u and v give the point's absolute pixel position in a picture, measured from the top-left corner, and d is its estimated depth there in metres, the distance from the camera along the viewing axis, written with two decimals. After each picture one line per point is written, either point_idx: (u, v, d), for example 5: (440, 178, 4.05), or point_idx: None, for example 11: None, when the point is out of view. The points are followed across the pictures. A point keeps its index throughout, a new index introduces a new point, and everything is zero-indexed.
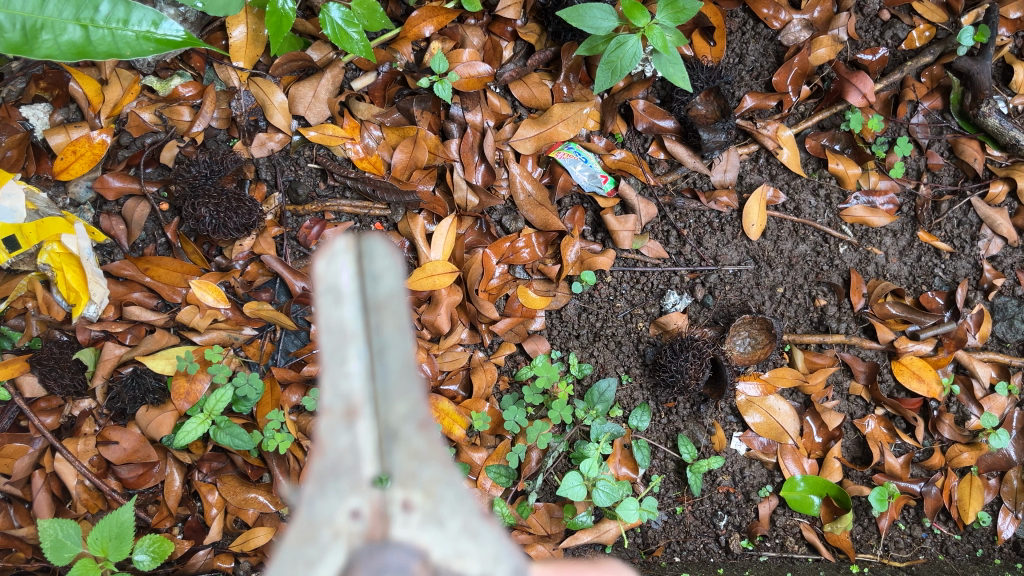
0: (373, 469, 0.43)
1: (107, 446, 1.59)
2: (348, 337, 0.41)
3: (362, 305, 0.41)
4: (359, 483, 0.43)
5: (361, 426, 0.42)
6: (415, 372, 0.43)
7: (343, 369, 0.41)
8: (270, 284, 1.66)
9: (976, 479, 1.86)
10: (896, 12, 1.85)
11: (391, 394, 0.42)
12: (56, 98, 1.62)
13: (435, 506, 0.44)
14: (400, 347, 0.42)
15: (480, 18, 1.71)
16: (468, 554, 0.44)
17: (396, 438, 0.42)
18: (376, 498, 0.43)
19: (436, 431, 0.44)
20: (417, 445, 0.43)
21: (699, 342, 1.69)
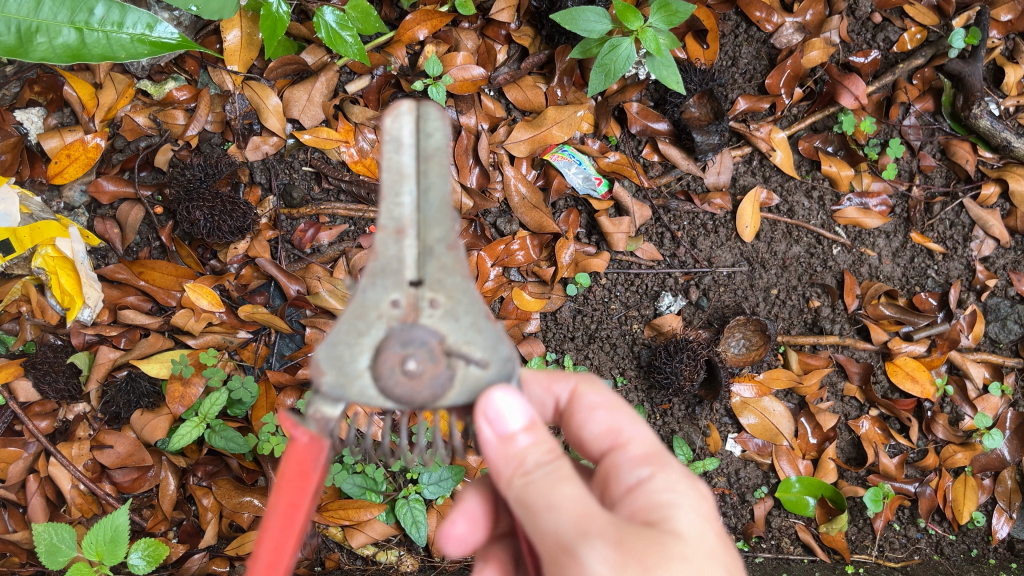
0: (413, 272, 0.81)
1: (102, 450, 1.59)
2: (403, 172, 0.78)
3: (415, 153, 0.78)
4: (403, 267, 0.80)
5: (408, 237, 0.79)
6: (446, 203, 0.79)
7: (396, 197, 0.79)
8: (265, 287, 1.67)
9: (970, 478, 1.87)
10: (888, 15, 1.86)
11: (433, 209, 0.79)
12: (50, 102, 1.62)
13: (450, 305, 0.81)
14: (433, 179, 0.79)
15: (474, 21, 1.71)
16: (472, 343, 0.81)
17: (429, 253, 0.80)
18: (410, 295, 0.81)
19: (457, 249, 0.80)
20: (435, 234, 0.79)
21: (693, 343, 1.70)
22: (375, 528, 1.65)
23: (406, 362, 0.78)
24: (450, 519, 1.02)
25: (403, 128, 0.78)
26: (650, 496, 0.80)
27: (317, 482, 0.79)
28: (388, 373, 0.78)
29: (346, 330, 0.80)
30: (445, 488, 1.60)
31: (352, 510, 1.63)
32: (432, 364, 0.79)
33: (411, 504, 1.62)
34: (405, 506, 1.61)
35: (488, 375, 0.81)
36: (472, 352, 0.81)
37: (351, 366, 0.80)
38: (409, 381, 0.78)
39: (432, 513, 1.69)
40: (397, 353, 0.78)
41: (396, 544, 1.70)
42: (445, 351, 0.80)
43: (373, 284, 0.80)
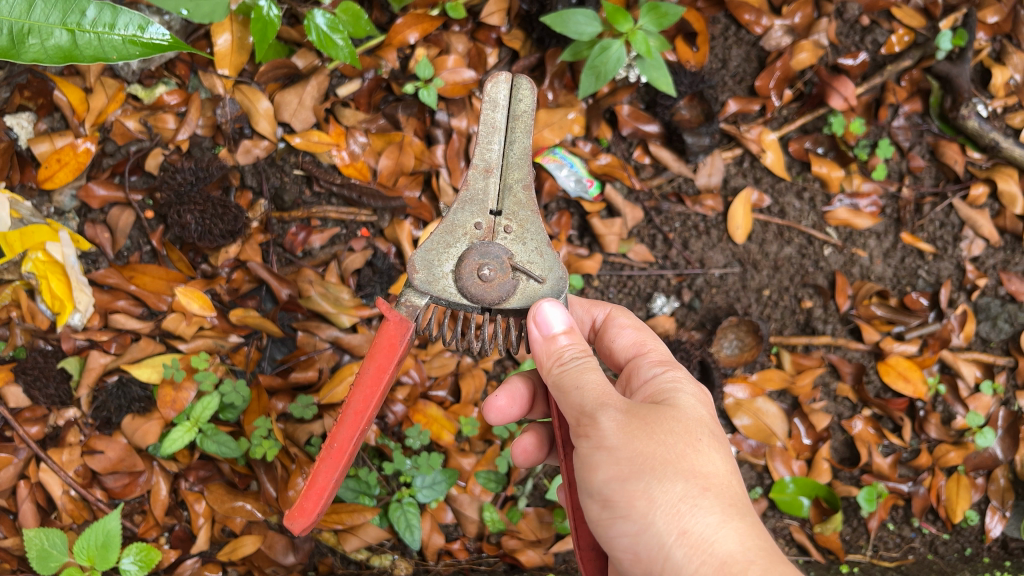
0: (495, 204, 1.19)
1: (93, 455, 1.58)
2: (497, 127, 1.17)
3: (507, 113, 1.17)
4: (490, 200, 1.19)
5: (492, 174, 1.18)
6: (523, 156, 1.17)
7: (488, 143, 1.18)
8: (256, 291, 1.65)
9: (963, 478, 1.87)
10: (875, 17, 1.88)
11: (511, 168, 1.17)
12: (40, 107, 1.61)
13: (519, 231, 1.18)
14: (516, 131, 1.17)
15: (465, 24, 1.72)
16: (534, 263, 1.18)
17: (505, 191, 1.18)
18: (489, 220, 1.18)
19: (529, 189, 1.17)
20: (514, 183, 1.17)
21: (685, 344, 1.72)
22: (369, 532, 1.63)
23: (482, 268, 1.15)
24: (495, 393, 1.35)
25: (499, 91, 1.16)
26: (659, 388, 1.07)
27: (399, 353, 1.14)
28: (468, 273, 1.15)
29: (440, 241, 1.18)
30: (439, 492, 1.61)
31: (345, 514, 1.61)
32: (500, 273, 1.15)
33: (404, 508, 1.61)
34: (398, 510, 1.61)
35: (543, 288, 1.17)
36: (532, 269, 1.17)
37: (438, 270, 1.17)
38: (484, 282, 1.15)
39: (425, 517, 1.67)
40: (479, 260, 1.15)
41: (390, 548, 1.68)
42: (511, 265, 1.16)
43: (462, 209, 1.19)
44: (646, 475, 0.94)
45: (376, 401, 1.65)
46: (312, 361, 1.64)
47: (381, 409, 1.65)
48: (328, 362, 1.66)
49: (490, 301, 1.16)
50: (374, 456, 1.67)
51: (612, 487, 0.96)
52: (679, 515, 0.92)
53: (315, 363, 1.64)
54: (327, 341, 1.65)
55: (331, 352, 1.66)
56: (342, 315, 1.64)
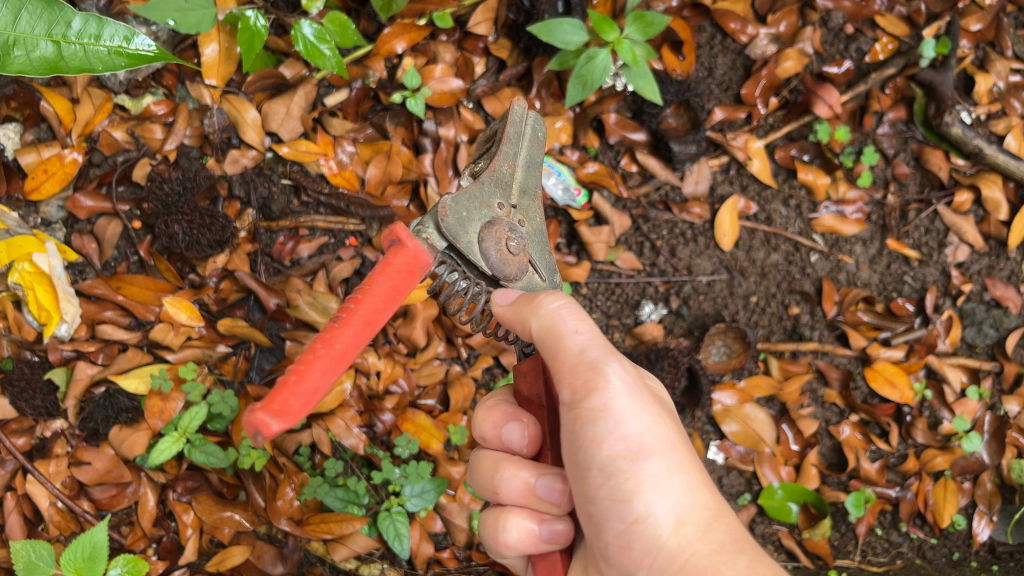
0: (517, 192, 1.06)
1: (80, 467, 1.58)
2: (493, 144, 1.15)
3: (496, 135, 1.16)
4: (510, 187, 1.06)
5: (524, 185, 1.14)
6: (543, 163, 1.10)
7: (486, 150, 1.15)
8: (244, 300, 1.66)
9: (950, 482, 1.88)
10: (859, 26, 1.90)
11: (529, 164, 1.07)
12: (27, 117, 1.61)
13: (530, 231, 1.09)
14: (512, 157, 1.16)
15: (452, 34, 1.73)
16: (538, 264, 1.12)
17: (525, 192, 1.07)
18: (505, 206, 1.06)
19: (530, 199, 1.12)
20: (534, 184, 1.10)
21: (674, 350, 1.70)
22: (358, 541, 1.63)
23: (508, 239, 1.03)
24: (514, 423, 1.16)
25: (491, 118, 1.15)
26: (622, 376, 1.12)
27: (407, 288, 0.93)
28: (487, 243, 1.02)
29: (475, 198, 1.02)
30: (428, 501, 1.62)
31: (334, 523, 1.60)
32: (523, 254, 1.05)
33: (393, 517, 1.61)
34: (387, 519, 1.61)
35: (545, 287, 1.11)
36: (540, 266, 1.10)
37: (466, 225, 1.00)
38: (508, 253, 1.03)
39: (415, 525, 1.67)
40: (506, 232, 1.04)
41: (379, 557, 1.69)
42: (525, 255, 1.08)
43: (485, 181, 1.03)
44: (658, 456, 0.98)
45: (365, 410, 1.66)
46: None
47: (370, 418, 1.66)
48: None
49: (507, 275, 1.04)
50: (362, 466, 1.67)
51: (623, 462, 0.97)
52: (681, 500, 0.98)
53: None
54: None
55: None
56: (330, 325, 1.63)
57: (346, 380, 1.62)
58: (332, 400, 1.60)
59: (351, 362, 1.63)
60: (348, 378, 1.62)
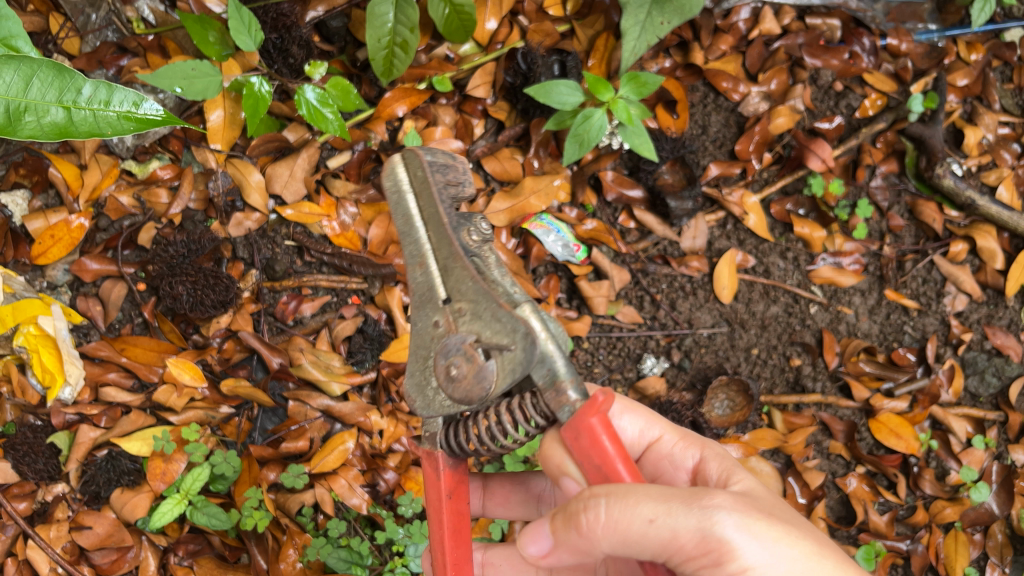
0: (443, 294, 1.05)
1: (81, 531, 1.58)
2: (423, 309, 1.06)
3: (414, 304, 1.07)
4: (434, 294, 1.05)
5: (428, 265, 1.05)
6: (448, 239, 1.02)
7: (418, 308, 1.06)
8: (247, 360, 1.65)
9: (961, 534, 1.86)
10: (848, 83, 1.96)
11: (434, 215, 1.04)
12: (35, 184, 1.65)
13: (472, 307, 1.01)
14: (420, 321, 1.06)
15: (451, 97, 1.78)
16: (495, 333, 0.98)
17: (447, 273, 1.04)
18: (445, 312, 1.04)
19: (433, 328, 1.05)
20: (427, 263, 1.05)
21: (677, 405, 1.74)
22: None
23: (448, 368, 1.00)
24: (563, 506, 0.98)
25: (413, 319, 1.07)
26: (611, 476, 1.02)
27: (444, 486, 1.09)
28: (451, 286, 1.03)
29: (418, 361, 1.07)
30: None
31: None
32: (469, 365, 0.98)
33: None
34: None
35: (513, 354, 0.96)
36: (501, 338, 0.98)
37: (420, 260, 1.05)
38: (453, 380, 1.00)
39: None
40: (443, 364, 1.01)
41: None
42: (474, 346, 0.99)
43: (420, 316, 1.07)
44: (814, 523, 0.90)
45: (367, 469, 1.65)
46: (302, 431, 1.63)
47: (372, 477, 1.65)
48: (318, 431, 1.64)
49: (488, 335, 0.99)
50: (365, 526, 1.66)
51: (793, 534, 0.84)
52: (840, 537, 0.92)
53: (306, 433, 1.63)
54: (318, 410, 1.64)
55: (321, 422, 1.64)
56: (333, 383, 1.64)
57: (349, 439, 1.63)
58: (335, 459, 1.62)
59: (353, 422, 1.64)
60: (351, 435, 1.63)
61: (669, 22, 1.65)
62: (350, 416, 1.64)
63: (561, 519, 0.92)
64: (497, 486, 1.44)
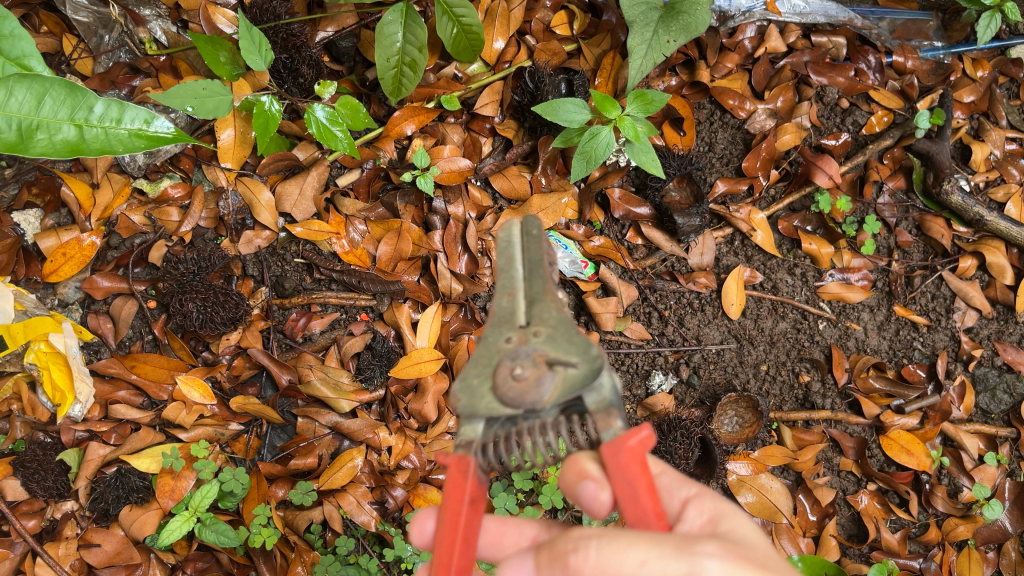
0: (523, 319, 1.07)
1: (89, 549, 1.57)
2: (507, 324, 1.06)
3: (494, 326, 1.07)
4: (515, 318, 1.07)
5: (517, 296, 1.08)
6: (541, 268, 1.09)
7: (502, 323, 1.07)
8: (257, 377, 1.69)
9: (974, 552, 1.84)
10: (854, 100, 1.97)
11: (537, 262, 1.09)
12: (47, 203, 1.67)
13: (550, 332, 1.04)
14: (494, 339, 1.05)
15: (459, 117, 1.81)
16: (568, 353, 1.02)
17: (533, 302, 1.07)
18: (520, 332, 1.05)
19: (506, 342, 1.04)
20: (516, 289, 1.08)
21: (686, 422, 1.70)
22: None
23: (513, 369, 0.99)
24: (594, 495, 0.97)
25: (491, 336, 1.06)
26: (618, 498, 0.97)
27: (470, 491, 0.99)
28: (541, 309, 1.06)
29: (473, 368, 1.04)
30: None
31: None
32: (535, 369, 0.98)
33: None
34: None
35: (580, 372, 0.99)
36: (569, 358, 1.01)
37: (510, 284, 1.09)
38: (516, 383, 0.98)
39: None
40: (508, 366, 1.00)
41: None
42: (544, 360, 1.00)
43: (492, 332, 1.06)
44: None
45: (376, 486, 1.65)
46: (311, 448, 1.64)
47: (381, 494, 1.65)
48: (327, 448, 1.65)
49: (562, 351, 1.02)
50: (374, 543, 1.65)
51: None
52: None
53: (315, 450, 1.64)
54: (327, 427, 1.64)
55: (330, 439, 1.65)
56: (342, 401, 1.63)
57: (358, 455, 1.63)
58: (343, 476, 1.62)
59: (362, 438, 1.64)
60: (359, 452, 1.64)
61: (675, 40, 1.67)
62: (358, 433, 1.63)
63: (546, 556, 0.86)
64: (490, 522, 1.11)
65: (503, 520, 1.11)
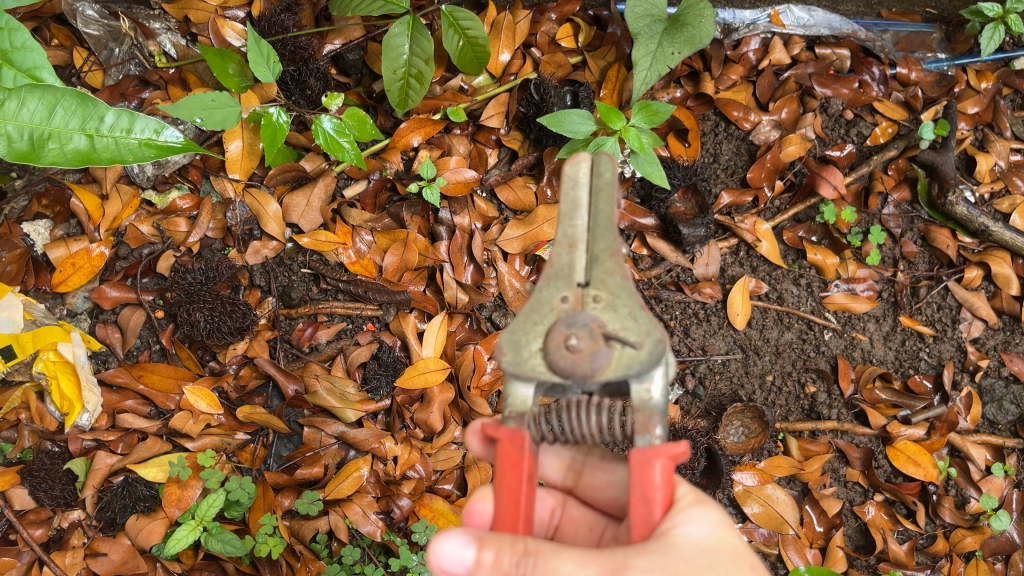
0: (582, 277, 1.10)
1: (96, 558, 1.58)
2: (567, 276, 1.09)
3: (552, 275, 1.10)
4: (574, 275, 1.09)
5: (579, 249, 1.10)
6: (610, 225, 1.08)
7: (559, 276, 1.10)
8: (263, 387, 1.68)
9: (982, 563, 1.84)
10: (858, 112, 1.98)
11: (604, 216, 1.08)
12: (57, 214, 1.69)
13: (610, 300, 1.07)
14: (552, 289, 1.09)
15: (465, 128, 1.82)
16: (626, 329, 1.05)
17: (595, 261, 1.09)
18: (578, 293, 1.08)
19: (562, 301, 1.08)
20: (577, 244, 1.10)
21: (692, 431, 1.70)
22: None
23: (569, 338, 1.02)
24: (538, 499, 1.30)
25: (547, 288, 1.09)
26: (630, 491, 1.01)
27: (527, 468, 1.02)
28: (603, 274, 1.08)
29: (525, 322, 1.09)
30: None
31: None
32: (591, 342, 1.01)
33: None
34: None
35: (638, 356, 1.03)
36: (626, 336, 1.04)
37: (573, 233, 1.10)
38: (571, 353, 1.01)
39: None
40: (563, 333, 1.03)
41: None
42: (601, 333, 1.03)
43: (549, 285, 1.10)
44: None
45: (382, 496, 1.65)
46: (318, 457, 1.64)
47: (387, 504, 1.65)
48: (333, 458, 1.65)
49: (618, 328, 1.05)
50: (380, 552, 1.65)
51: None
52: None
53: (320, 460, 1.64)
54: (333, 437, 1.65)
55: (337, 448, 1.65)
56: (348, 410, 1.64)
57: (363, 465, 1.63)
58: (349, 486, 1.61)
59: (368, 448, 1.64)
60: (365, 462, 1.63)
61: (679, 52, 1.68)
62: (364, 443, 1.63)
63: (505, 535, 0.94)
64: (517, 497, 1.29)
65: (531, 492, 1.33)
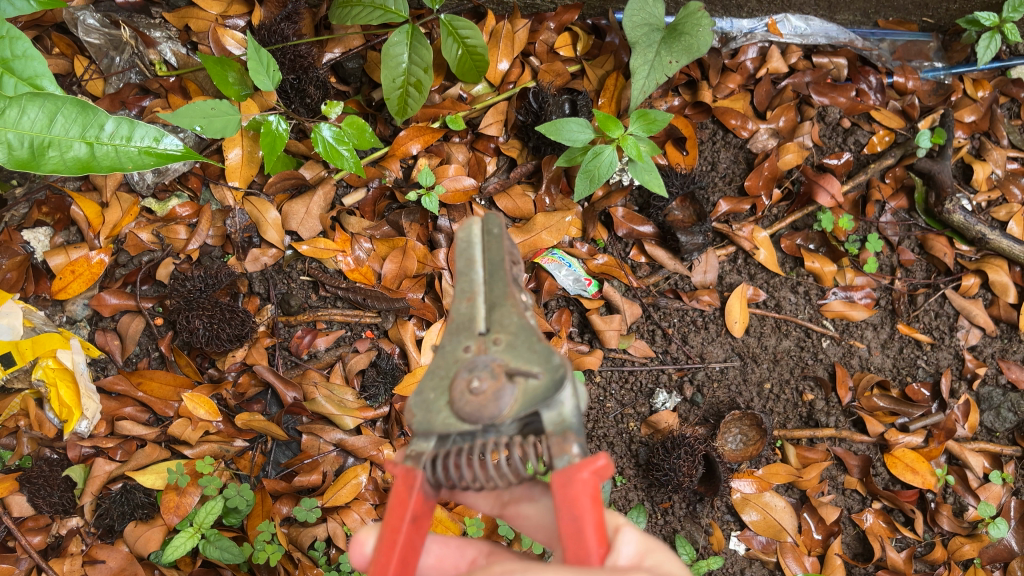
0: (482, 327, 1.08)
1: (93, 566, 1.57)
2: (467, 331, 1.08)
3: (451, 333, 1.09)
4: (473, 326, 1.08)
5: (477, 301, 1.09)
6: (504, 271, 1.08)
7: (461, 330, 1.08)
8: (263, 395, 1.69)
9: (981, 571, 1.83)
10: (855, 120, 1.99)
11: (497, 265, 1.09)
12: (57, 221, 1.68)
13: (510, 340, 1.05)
14: (452, 346, 1.08)
15: (464, 136, 1.83)
16: (528, 361, 1.02)
17: (492, 307, 1.08)
18: (479, 341, 1.07)
19: (467, 352, 1.06)
20: (475, 296, 1.09)
21: (690, 439, 1.70)
22: None
23: (471, 381, 1.00)
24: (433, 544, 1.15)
25: (452, 343, 1.08)
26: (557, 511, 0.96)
27: (413, 508, 1.00)
28: (503, 317, 1.06)
29: (433, 379, 1.06)
30: None
31: None
32: (494, 381, 0.99)
33: None
34: None
35: (542, 383, 1.00)
36: (530, 368, 1.01)
37: (468, 287, 1.10)
38: (476, 396, 0.99)
39: None
40: (465, 379, 1.01)
41: None
42: (504, 371, 1.01)
43: (451, 341, 1.08)
44: None
45: (380, 503, 1.66)
46: (316, 464, 1.64)
47: (385, 511, 1.66)
48: (332, 465, 1.66)
49: (523, 361, 1.02)
50: None
51: None
52: None
53: (319, 467, 1.64)
54: (331, 444, 1.65)
55: (335, 455, 1.66)
56: (346, 417, 1.64)
57: (362, 472, 1.64)
58: (348, 493, 1.62)
59: (366, 455, 1.65)
60: (364, 469, 1.64)
61: (677, 61, 1.69)
62: (363, 450, 1.65)
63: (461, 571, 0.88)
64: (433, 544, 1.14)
65: (444, 542, 1.14)
